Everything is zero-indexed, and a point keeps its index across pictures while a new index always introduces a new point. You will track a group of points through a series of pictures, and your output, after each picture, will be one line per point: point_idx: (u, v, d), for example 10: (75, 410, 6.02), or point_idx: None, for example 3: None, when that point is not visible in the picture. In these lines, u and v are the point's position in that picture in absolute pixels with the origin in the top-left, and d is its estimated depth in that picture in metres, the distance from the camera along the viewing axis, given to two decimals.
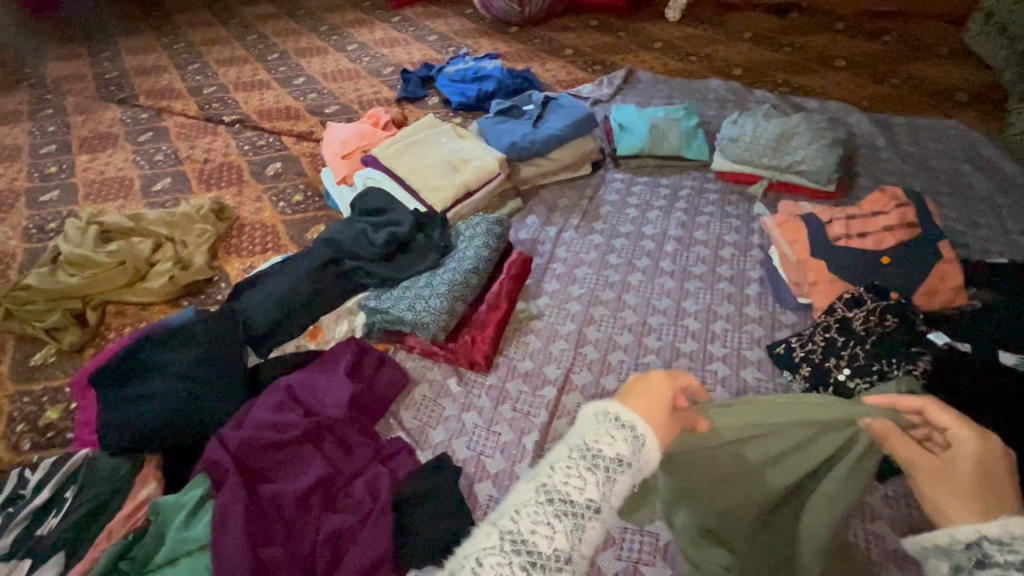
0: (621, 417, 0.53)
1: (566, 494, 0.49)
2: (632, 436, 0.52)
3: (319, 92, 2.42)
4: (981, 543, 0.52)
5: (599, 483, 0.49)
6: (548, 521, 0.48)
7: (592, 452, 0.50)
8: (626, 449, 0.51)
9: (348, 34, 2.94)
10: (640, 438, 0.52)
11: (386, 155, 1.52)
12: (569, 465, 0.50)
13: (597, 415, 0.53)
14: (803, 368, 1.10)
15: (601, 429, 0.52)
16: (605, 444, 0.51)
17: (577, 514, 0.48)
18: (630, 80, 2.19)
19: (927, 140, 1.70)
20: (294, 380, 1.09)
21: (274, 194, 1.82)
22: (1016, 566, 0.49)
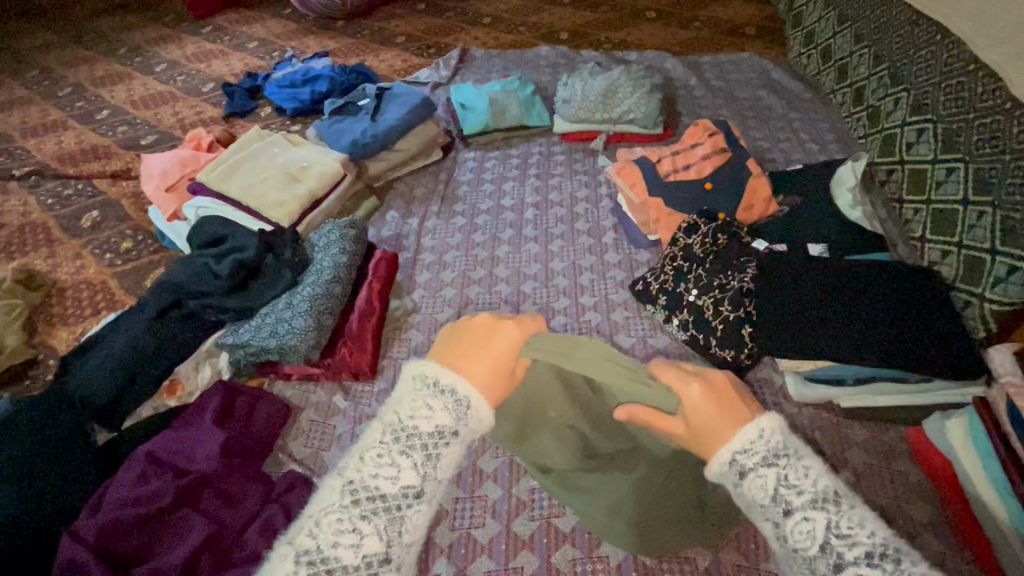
0: (437, 381, 0.63)
1: (379, 489, 0.59)
2: (451, 404, 0.61)
3: (131, 123, 2.15)
4: (735, 459, 0.63)
5: (416, 461, 0.59)
6: (356, 523, 0.57)
7: (409, 433, 0.60)
8: (445, 419, 0.61)
9: (154, 54, 2.63)
10: (460, 404, 0.62)
11: (213, 178, 1.39)
12: (388, 450, 0.60)
13: (417, 383, 0.63)
14: (660, 299, 1.20)
15: (419, 397, 0.62)
16: (420, 423, 0.61)
17: (392, 499, 0.58)
18: (465, 59, 2.20)
19: (730, 74, 1.90)
20: (155, 444, 0.99)
21: (95, 247, 1.60)
22: (759, 467, 0.61)
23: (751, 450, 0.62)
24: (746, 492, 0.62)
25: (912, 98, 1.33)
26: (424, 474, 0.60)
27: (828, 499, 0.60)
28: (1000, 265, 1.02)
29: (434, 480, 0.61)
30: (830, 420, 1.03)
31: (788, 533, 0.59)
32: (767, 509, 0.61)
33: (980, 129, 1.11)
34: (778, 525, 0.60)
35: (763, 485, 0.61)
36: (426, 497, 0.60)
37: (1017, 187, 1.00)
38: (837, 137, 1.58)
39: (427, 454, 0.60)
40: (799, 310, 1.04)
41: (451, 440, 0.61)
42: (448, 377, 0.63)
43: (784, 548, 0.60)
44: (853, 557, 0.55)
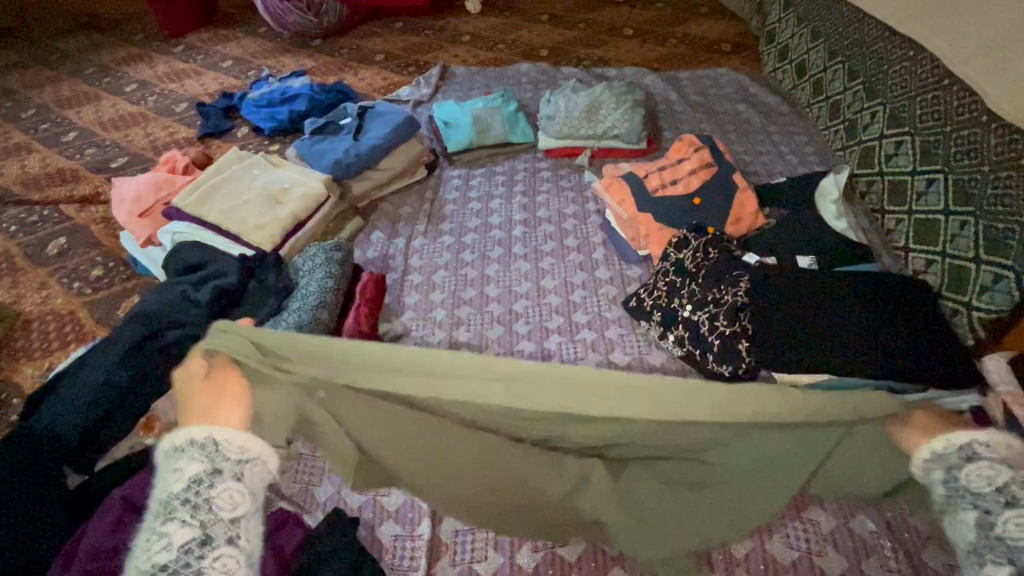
0: (185, 444, 0.75)
1: (160, 561, 0.69)
2: (199, 452, 0.75)
3: (100, 145, 2.08)
4: (972, 445, 0.76)
5: (184, 518, 0.71)
6: None
7: (174, 499, 0.72)
8: (197, 468, 0.73)
9: (123, 74, 2.56)
10: (208, 447, 0.75)
11: (190, 202, 1.34)
12: (153, 530, 0.71)
13: (166, 460, 0.76)
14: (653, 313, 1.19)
15: (173, 467, 0.75)
16: (177, 483, 0.73)
17: (176, 563, 0.68)
18: (446, 76, 2.19)
19: (709, 88, 1.94)
20: (131, 488, 0.93)
21: (62, 275, 1.52)
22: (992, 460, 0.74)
23: (991, 446, 0.75)
24: (958, 478, 0.75)
25: (889, 111, 1.36)
26: (201, 523, 0.71)
27: None
28: (985, 273, 1.04)
29: (217, 521, 0.72)
30: None
31: (996, 522, 0.71)
32: (982, 498, 0.73)
33: (958, 141, 1.14)
34: (990, 513, 0.72)
35: (987, 477, 0.73)
36: (221, 540, 0.71)
37: (998, 197, 1.03)
38: (816, 149, 1.61)
39: (193, 506, 0.72)
40: (794, 323, 1.04)
41: (216, 478, 0.73)
42: (192, 433, 0.76)
43: (983, 532, 0.71)
44: (996, 490, 0.73)
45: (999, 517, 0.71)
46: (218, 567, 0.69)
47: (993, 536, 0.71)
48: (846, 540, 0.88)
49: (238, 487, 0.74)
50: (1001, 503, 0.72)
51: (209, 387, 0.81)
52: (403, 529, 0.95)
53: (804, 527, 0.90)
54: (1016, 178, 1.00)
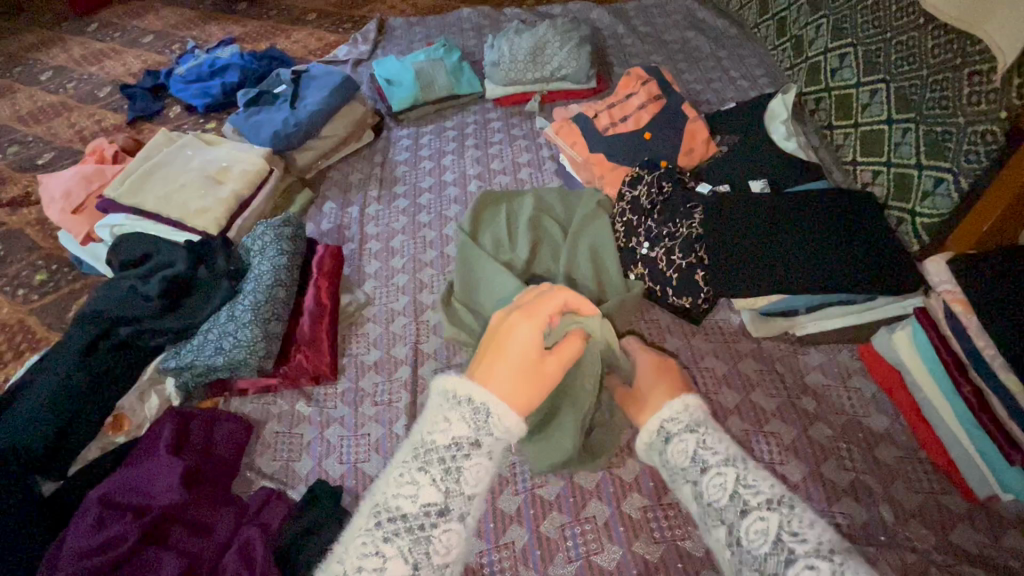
0: (461, 397, 0.80)
1: (399, 510, 0.74)
2: (467, 410, 0.79)
3: (22, 142, 1.94)
4: (663, 427, 0.84)
5: (437, 471, 0.76)
6: (380, 546, 0.72)
7: (428, 446, 0.78)
8: (461, 427, 0.78)
9: (36, 61, 2.36)
10: (477, 409, 0.79)
11: (123, 192, 1.27)
12: (410, 470, 0.77)
13: (442, 396, 0.82)
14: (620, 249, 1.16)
15: (442, 412, 0.80)
16: (437, 437, 0.78)
17: (416, 519, 0.74)
18: (383, 30, 2.08)
19: (656, 17, 1.87)
20: (109, 485, 0.93)
21: (3, 283, 1.45)
22: (679, 429, 0.83)
23: (676, 419, 0.84)
24: (671, 461, 0.82)
25: (832, 24, 1.34)
26: (445, 492, 0.75)
27: (781, 503, 0.73)
28: (927, 178, 1.05)
29: (456, 492, 0.75)
30: (787, 350, 1.07)
31: (703, 490, 0.78)
32: (688, 471, 0.80)
33: (898, 47, 1.14)
34: (697, 485, 0.79)
35: (682, 451, 0.81)
36: (452, 515, 0.75)
37: (936, 101, 1.04)
38: (766, 70, 1.58)
39: (446, 469, 0.76)
40: (755, 247, 1.05)
41: (467, 449, 0.77)
42: (470, 390, 0.80)
43: (699, 503, 0.78)
44: (757, 504, 0.73)
45: (742, 520, 0.73)
46: (444, 538, 0.73)
47: (704, 505, 0.77)
48: (807, 446, 0.93)
49: (479, 461, 0.77)
50: (740, 514, 0.73)
51: (530, 366, 0.82)
52: None
53: (767, 439, 0.95)
54: (951, 80, 1.02)
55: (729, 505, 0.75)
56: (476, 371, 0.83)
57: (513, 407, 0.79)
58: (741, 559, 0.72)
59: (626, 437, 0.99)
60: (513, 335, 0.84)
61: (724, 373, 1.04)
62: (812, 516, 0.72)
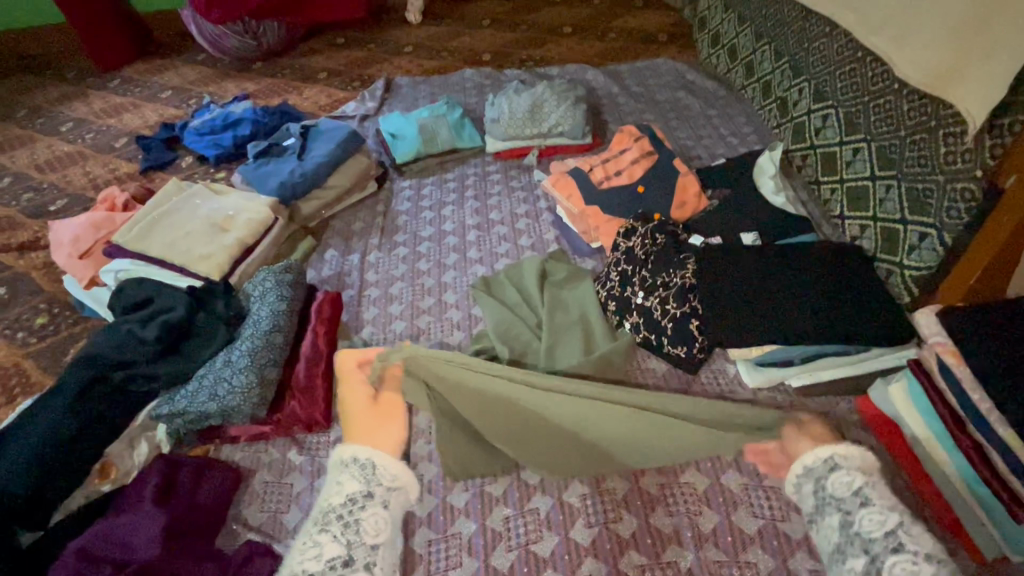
0: (352, 456, 0.94)
1: (306, 567, 0.81)
2: (358, 467, 0.92)
3: (36, 189, 2.00)
4: (841, 466, 0.87)
5: (337, 532, 0.84)
6: None
7: (330, 510, 0.88)
8: (354, 485, 0.90)
9: (58, 113, 2.48)
10: (366, 466, 0.92)
11: (130, 238, 1.30)
12: (308, 536, 0.85)
13: (337, 463, 0.94)
14: (603, 301, 1.20)
15: (338, 475, 0.93)
16: (335, 498, 0.89)
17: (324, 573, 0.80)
18: (390, 88, 2.19)
19: (649, 79, 1.98)
20: (89, 537, 0.90)
21: (4, 326, 1.46)
22: (848, 469, 0.86)
23: (850, 456, 0.88)
24: (825, 489, 0.86)
25: (814, 87, 1.42)
26: (348, 544, 0.83)
27: (938, 558, 0.76)
28: (912, 233, 1.08)
29: (361, 547, 0.83)
30: (784, 400, 1.06)
31: (854, 520, 0.81)
32: (842, 501, 0.84)
33: (877, 110, 1.20)
34: (848, 514, 0.82)
35: (845, 484, 0.85)
36: (359, 564, 0.82)
37: (916, 161, 1.09)
38: (755, 128, 1.66)
39: (344, 523, 0.85)
40: (746, 299, 1.07)
41: (368, 504, 0.88)
42: (360, 451, 0.94)
43: (844, 532, 0.81)
44: (909, 547, 0.76)
45: (890, 564, 0.76)
46: None
47: (849, 533, 0.81)
48: None
49: (381, 513, 0.88)
50: (887, 548, 0.77)
51: (367, 414, 1.03)
52: None
53: (767, 494, 0.94)
54: (927, 141, 1.07)
55: (879, 539, 0.78)
56: (354, 440, 0.98)
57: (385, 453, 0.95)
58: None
59: (622, 490, 0.96)
60: (354, 392, 1.04)
61: None
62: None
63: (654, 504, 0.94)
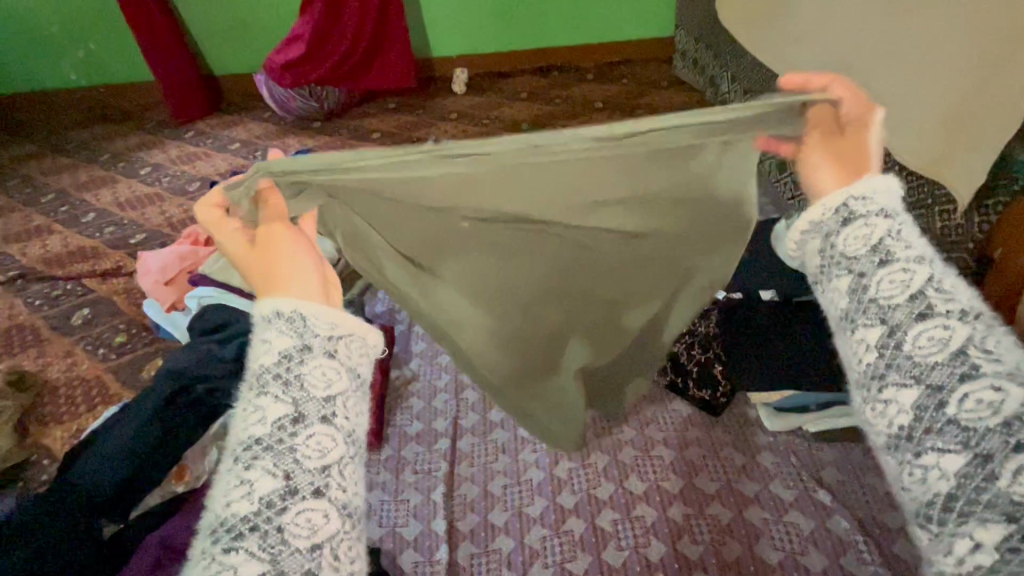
0: (279, 311, 0.59)
1: (253, 432, 0.55)
2: (284, 320, 0.59)
3: (118, 224, 2.24)
4: (849, 204, 0.64)
5: (277, 391, 0.56)
6: (243, 476, 0.53)
7: (262, 378, 0.57)
8: (286, 340, 0.58)
9: (138, 158, 2.78)
10: (294, 317, 0.59)
11: (217, 269, 1.49)
12: (250, 402, 0.57)
13: (260, 320, 0.60)
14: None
15: (262, 335, 0.59)
16: (265, 358, 0.58)
17: (269, 437, 0.54)
18: None
19: None
20: (168, 530, 1.00)
21: (87, 342, 1.63)
22: (873, 211, 0.63)
23: (867, 199, 0.64)
24: (867, 290, 0.59)
25: None
26: (296, 398, 0.56)
27: (974, 314, 0.55)
28: None
29: (313, 400, 0.56)
30: (801, 444, 1.15)
31: (902, 338, 0.55)
32: (876, 291, 0.59)
33: None
34: (894, 330, 0.56)
35: (862, 238, 0.62)
36: (312, 418, 0.56)
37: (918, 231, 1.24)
38: (771, 199, 1.83)
39: (286, 381, 0.57)
40: (766, 355, 1.15)
41: (306, 355, 0.58)
42: (261, 301, 0.61)
43: (884, 352, 0.56)
44: (976, 353, 0.52)
45: (914, 328, 0.55)
46: (313, 448, 0.55)
47: (902, 357, 0.55)
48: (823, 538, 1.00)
49: (331, 363, 0.59)
50: (956, 376, 0.52)
51: (260, 257, 0.65)
52: (422, 556, 1.04)
53: (786, 529, 1.02)
54: (927, 217, 1.21)
55: (944, 363, 0.53)
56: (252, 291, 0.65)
57: (282, 289, 0.62)
58: (890, 364, 0.56)
59: (650, 518, 1.05)
60: (225, 232, 0.67)
61: (744, 463, 1.12)
62: (1014, 343, 0.54)
63: (681, 532, 1.03)
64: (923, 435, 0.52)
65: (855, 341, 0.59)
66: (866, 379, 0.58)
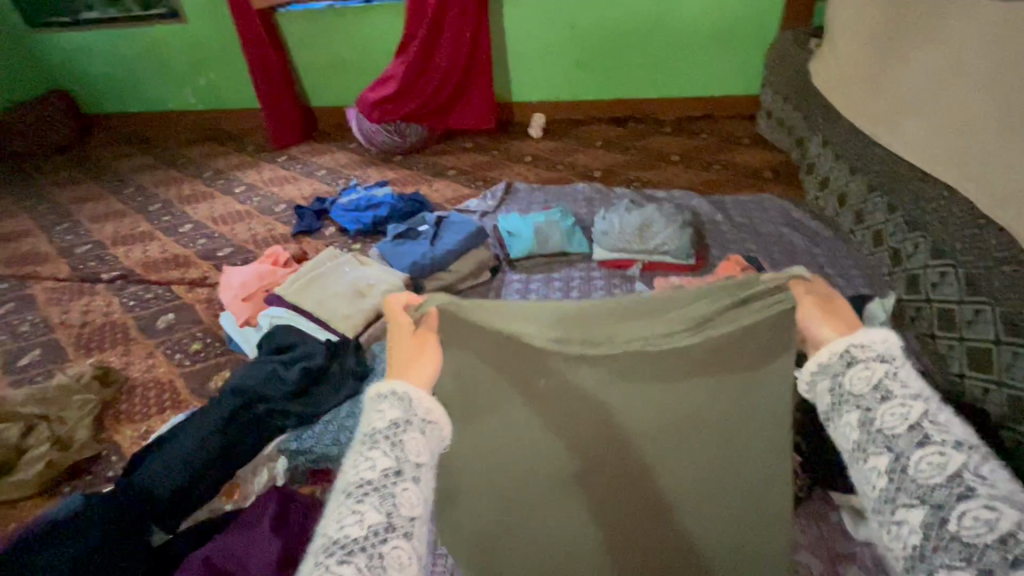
0: (388, 390, 0.63)
1: (361, 478, 0.58)
2: (397, 400, 0.62)
3: (209, 236, 2.42)
4: (850, 348, 0.62)
5: (384, 449, 0.59)
6: (353, 506, 0.56)
7: (373, 434, 0.60)
8: (397, 412, 0.61)
9: (235, 177, 3.01)
10: (405, 398, 0.62)
11: (290, 291, 1.55)
12: (360, 454, 0.60)
13: (374, 396, 0.63)
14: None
15: (376, 405, 0.62)
16: (378, 421, 0.61)
17: (375, 482, 0.57)
18: (509, 190, 2.46)
19: (753, 211, 2.10)
20: (213, 549, 1.01)
21: (167, 346, 1.73)
22: (875, 355, 0.61)
23: (867, 344, 0.62)
24: (872, 420, 0.58)
25: (930, 243, 1.44)
26: (398, 456, 0.59)
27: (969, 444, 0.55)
28: None
29: (410, 463, 0.59)
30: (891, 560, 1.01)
31: (908, 459, 0.55)
32: (885, 422, 0.57)
33: (1004, 277, 1.21)
34: (900, 454, 0.55)
35: (898, 412, 0.57)
36: (408, 476, 0.58)
37: None
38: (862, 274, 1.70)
39: (391, 441, 0.59)
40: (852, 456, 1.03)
41: (409, 426, 0.60)
42: (393, 383, 0.63)
43: (894, 480, 0.55)
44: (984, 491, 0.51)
45: (915, 453, 0.55)
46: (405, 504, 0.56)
47: (909, 481, 0.54)
48: None
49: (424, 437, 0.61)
50: (959, 495, 0.51)
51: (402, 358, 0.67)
52: None
53: None
54: None
55: (946, 488, 0.52)
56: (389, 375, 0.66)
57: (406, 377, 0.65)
58: (899, 486, 0.54)
59: None
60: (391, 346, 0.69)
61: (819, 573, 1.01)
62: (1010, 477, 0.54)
63: None
64: (932, 552, 0.51)
65: (867, 469, 0.57)
66: (879, 502, 0.55)
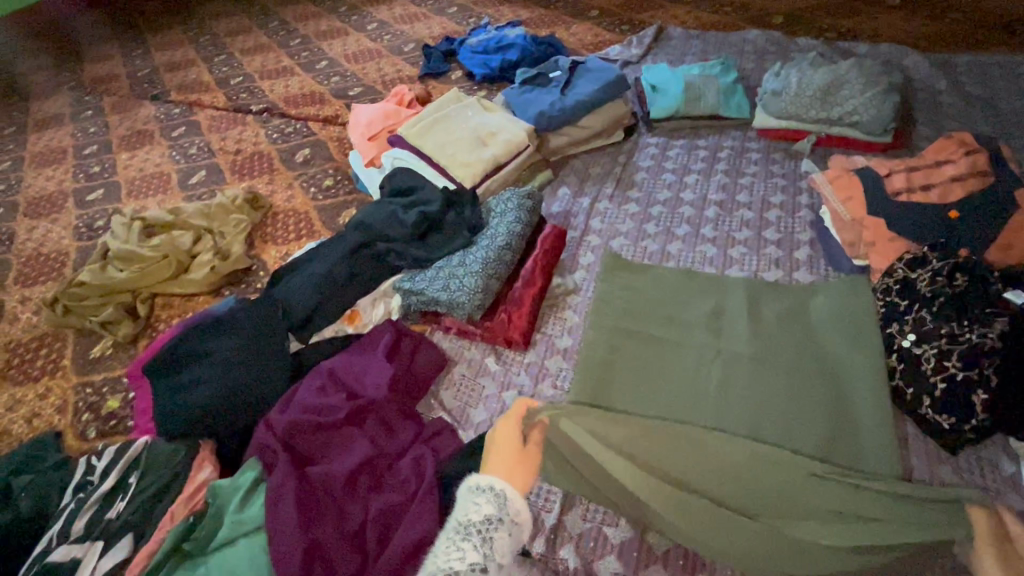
0: (483, 485, 0.87)
1: (451, 566, 0.78)
2: (493, 495, 0.85)
3: (342, 74, 2.41)
4: None
5: (475, 543, 0.80)
6: (459, 544, 0.80)
7: (467, 525, 0.82)
8: (491, 508, 0.84)
9: (368, 13, 2.90)
10: (500, 494, 0.86)
11: (412, 133, 1.49)
12: (453, 540, 0.81)
13: (474, 485, 0.87)
14: (890, 304, 1.07)
15: (473, 499, 0.86)
16: (474, 512, 0.84)
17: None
18: (660, 37, 2.07)
19: (997, 81, 1.57)
20: (335, 363, 1.11)
21: (304, 179, 1.84)
22: None
23: None
24: None
25: None
26: (485, 553, 0.80)
27: None
28: None
29: (494, 561, 0.80)
30: None
31: None
32: None
33: None
34: None
35: None
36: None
37: None
38: None
39: (482, 539, 0.81)
40: None
41: (499, 525, 0.83)
42: (485, 478, 0.88)
43: None
44: None
45: None
46: None
47: None
48: None
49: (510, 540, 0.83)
50: None
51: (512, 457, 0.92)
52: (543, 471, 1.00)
53: None
54: None
55: None
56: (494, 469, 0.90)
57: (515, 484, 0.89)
58: None
59: None
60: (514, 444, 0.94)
61: None
62: None
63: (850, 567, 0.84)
64: None
65: None
66: None
